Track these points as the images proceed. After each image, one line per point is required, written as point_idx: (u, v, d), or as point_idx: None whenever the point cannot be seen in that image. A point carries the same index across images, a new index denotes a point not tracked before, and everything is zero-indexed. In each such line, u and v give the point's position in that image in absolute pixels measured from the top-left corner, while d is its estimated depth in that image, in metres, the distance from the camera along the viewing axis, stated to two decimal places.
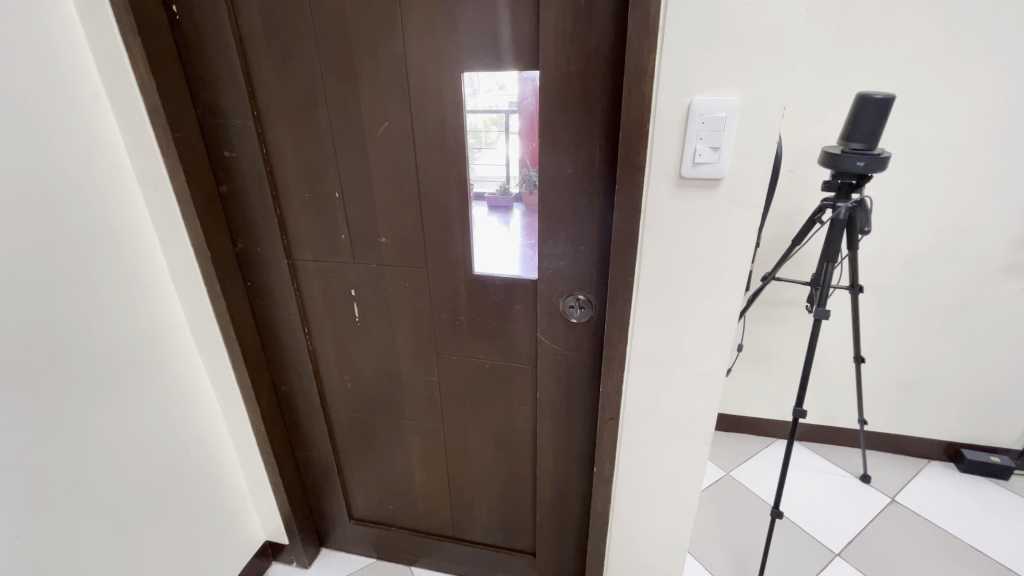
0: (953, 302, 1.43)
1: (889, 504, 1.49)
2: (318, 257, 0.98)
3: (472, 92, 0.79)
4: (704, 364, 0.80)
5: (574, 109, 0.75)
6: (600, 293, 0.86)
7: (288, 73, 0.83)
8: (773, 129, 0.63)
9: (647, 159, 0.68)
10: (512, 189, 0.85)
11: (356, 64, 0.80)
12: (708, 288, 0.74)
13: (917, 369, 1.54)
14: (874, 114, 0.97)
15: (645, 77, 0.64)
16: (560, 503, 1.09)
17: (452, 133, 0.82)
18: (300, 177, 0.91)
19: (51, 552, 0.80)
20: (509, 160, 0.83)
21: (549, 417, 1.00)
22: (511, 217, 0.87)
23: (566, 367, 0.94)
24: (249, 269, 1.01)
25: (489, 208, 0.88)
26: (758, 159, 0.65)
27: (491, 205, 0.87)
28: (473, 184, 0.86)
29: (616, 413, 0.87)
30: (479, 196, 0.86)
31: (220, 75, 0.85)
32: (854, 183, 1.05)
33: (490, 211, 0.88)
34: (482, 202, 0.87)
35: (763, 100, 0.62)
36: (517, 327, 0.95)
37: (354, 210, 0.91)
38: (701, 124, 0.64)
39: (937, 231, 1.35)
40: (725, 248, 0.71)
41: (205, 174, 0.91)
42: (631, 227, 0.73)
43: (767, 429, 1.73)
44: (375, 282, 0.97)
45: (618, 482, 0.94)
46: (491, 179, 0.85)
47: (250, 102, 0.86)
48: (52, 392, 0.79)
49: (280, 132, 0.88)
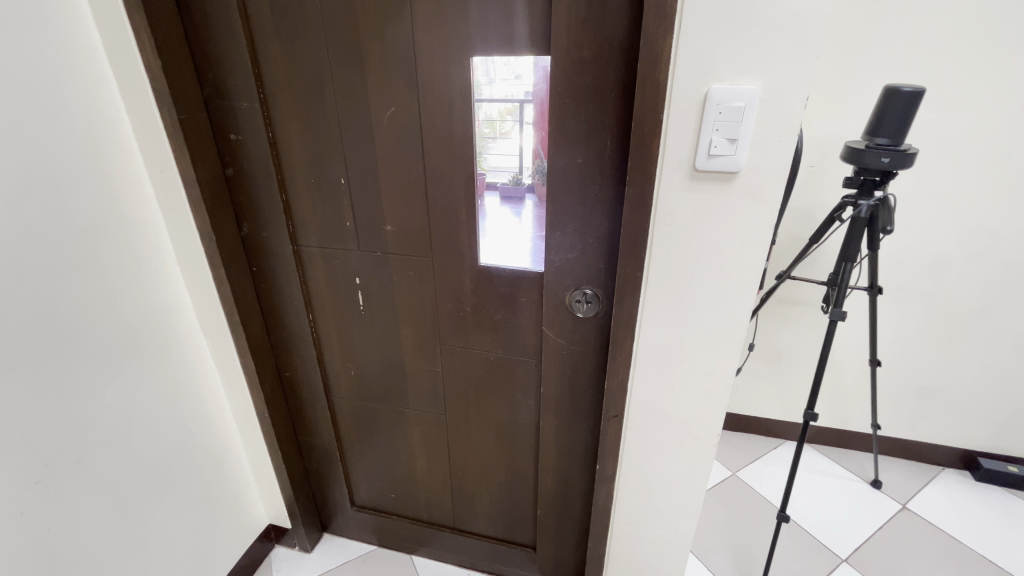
0: (976, 307, 1.38)
1: (900, 511, 1.45)
2: (322, 243, 0.97)
3: (487, 80, 0.77)
4: (714, 364, 0.77)
5: (586, 95, 0.72)
6: (607, 287, 0.84)
7: (295, 53, 0.82)
8: (795, 122, 0.60)
9: (660, 150, 0.66)
10: (524, 180, 0.83)
11: (362, 45, 0.78)
12: (720, 285, 0.71)
13: (935, 374, 1.49)
14: (901, 108, 0.93)
15: (661, 62, 0.61)
16: (561, 498, 1.08)
17: (459, 120, 0.80)
18: (305, 161, 0.90)
19: (54, 529, 0.81)
20: (522, 150, 0.81)
21: (552, 412, 0.99)
22: (522, 209, 0.86)
23: (570, 362, 0.92)
24: (255, 254, 1.01)
25: (500, 198, 0.86)
26: (776, 152, 0.62)
27: (503, 196, 0.86)
28: (485, 173, 0.84)
29: (621, 410, 0.86)
30: (490, 186, 0.85)
31: (226, 55, 0.83)
32: (878, 179, 1.00)
33: (502, 202, 0.87)
34: (494, 192, 0.86)
35: (784, 89, 0.59)
36: (522, 321, 0.93)
37: (360, 196, 0.90)
38: (718, 114, 0.61)
39: (963, 233, 1.30)
40: (738, 245, 0.68)
41: (211, 155, 0.90)
42: (642, 220, 0.70)
43: (776, 430, 1.70)
44: (379, 270, 0.96)
45: (620, 481, 0.93)
46: (503, 169, 0.83)
47: (256, 83, 0.85)
48: (56, 371, 0.79)
49: (287, 115, 0.87)
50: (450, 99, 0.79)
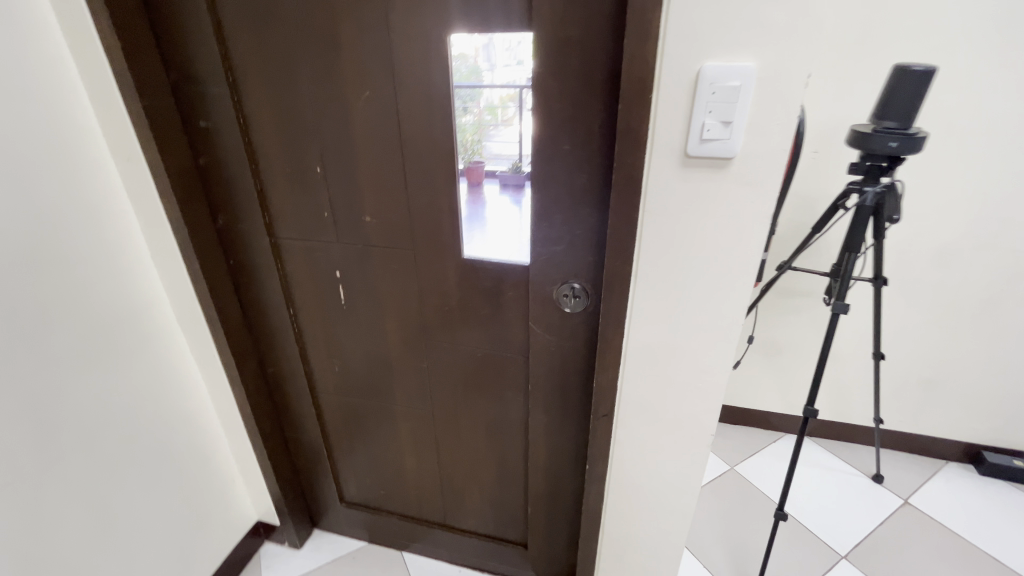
0: (984, 298, 1.33)
1: (901, 506, 1.42)
2: (301, 236, 0.93)
3: (488, 66, 0.72)
4: (707, 362, 0.73)
5: (572, 77, 0.67)
6: (596, 281, 0.79)
7: (263, 33, 0.77)
8: (795, 104, 0.55)
9: (650, 135, 0.61)
10: (525, 168, 0.77)
11: (335, 30, 0.73)
12: (713, 280, 0.67)
13: (940, 366, 1.45)
14: (911, 89, 0.87)
15: (649, 38, 0.56)
16: (552, 496, 1.05)
17: (440, 105, 0.75)
18: (279, 150, 0.85)
19: (25, 535, 0.78)
20: (525, 139, 0.75)
21: (541, 410, 0.95)
22: (522, 197, 0.80)
23: (558, 358, 0.88)
24: (232, 247, 0.97)
25: (500, 186, 0.81)
26: (774, 136, 0.57)
27: (502, 183, 0.81)
28: (485, 161, 0.80)
29: (611, 410, 0.82)
30: (490, 173, 0.81)
31: (192, 37, 0.79)
32: (885, 165, 0.95)
33: (502, 190, 0.81)
34: (493, 179, 0.81)
35: (784, 68, 0.54)
36: (509, 316, 0.89)
37: (337, 186, 0.85)
38: (711, 94, 0.56)
39: (973, 220, 1.24)
40: (733, 237, 0.64)
41: (180, 144, 0.86)
42: (630, 210, 0.66)
43: (776, 423, 1.66)
44: (360, 263, 0.92)
45: (610, 481, 0.90)
46: (504, 157, 0.78)
47: (224, 67, 0.80)
48: (20, 373, 0.76)
49: (259, 100, 0.82)
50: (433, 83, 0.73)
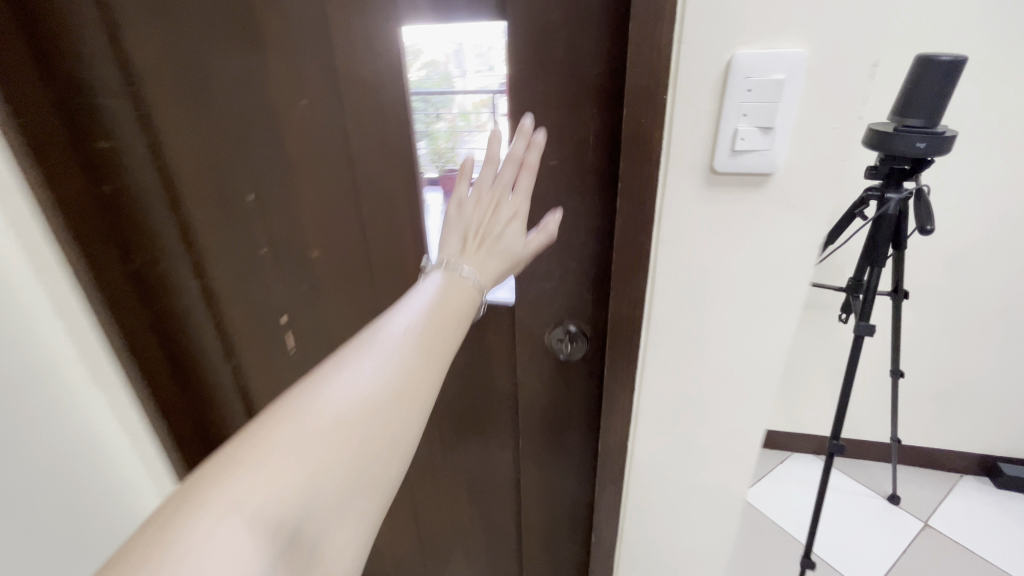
0: (1000, 304, 1.24)
1: (922, 529, 1.32)
2: (236, 276, 0.76)
3: (458, 71, 0.57)
4: (736, 420, 0.60)
5: (556, 74, 0.53)
6: (595, 321, 0.65)
7: (169, 32, 0.61)
8: (858, 103, 0.41)
9: (663, 149, 0.47)
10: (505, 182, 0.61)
11: (256, 29, 0.59)
12: (744, 321, 0.54)
13: (954, 377, 1.36)
14: (938, 81, 0.76)
15: (659, 19, 0.42)
16: (550, 562, 0.91)
17: (395, 114, 0.60)
18: (200, 174, 0.69)
19: None
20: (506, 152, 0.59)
21: (534, 468, 0.81)
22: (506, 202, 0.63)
23: (554, 412, 0.74)
24: (154, 291, 0.80)
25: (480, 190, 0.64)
26: (827, 146, 0.43)
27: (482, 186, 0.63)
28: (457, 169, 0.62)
29: (618, 476, 0.68)
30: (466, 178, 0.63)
31: (77, 33, 0.62)
32: (907, 169, 0.83)
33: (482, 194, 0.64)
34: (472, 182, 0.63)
35: (843, 54, 0.40)
36: (492, 364, 0.74)
37: (275, 216, 0.70)
38: (746, 92, 0.42)
39: (990, 222, 1.15)
40: (771, 271, 0.50)
41: (79, 169, 0.69)
42: (639, 242, 0.52)
43: (782, 442, 1.55)
44: (310, 305, 0.77)
45: (619, 552, 0.76)
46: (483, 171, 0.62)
47: (124, 72, 0.64)
48: None
49: (169, 114, 0.66)
50: (383, 88, 0.59)
